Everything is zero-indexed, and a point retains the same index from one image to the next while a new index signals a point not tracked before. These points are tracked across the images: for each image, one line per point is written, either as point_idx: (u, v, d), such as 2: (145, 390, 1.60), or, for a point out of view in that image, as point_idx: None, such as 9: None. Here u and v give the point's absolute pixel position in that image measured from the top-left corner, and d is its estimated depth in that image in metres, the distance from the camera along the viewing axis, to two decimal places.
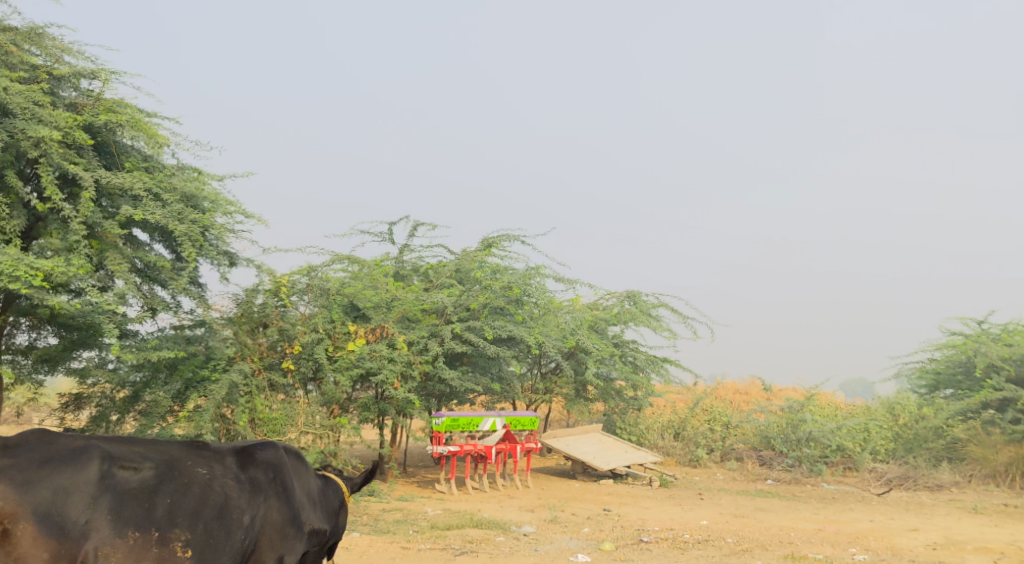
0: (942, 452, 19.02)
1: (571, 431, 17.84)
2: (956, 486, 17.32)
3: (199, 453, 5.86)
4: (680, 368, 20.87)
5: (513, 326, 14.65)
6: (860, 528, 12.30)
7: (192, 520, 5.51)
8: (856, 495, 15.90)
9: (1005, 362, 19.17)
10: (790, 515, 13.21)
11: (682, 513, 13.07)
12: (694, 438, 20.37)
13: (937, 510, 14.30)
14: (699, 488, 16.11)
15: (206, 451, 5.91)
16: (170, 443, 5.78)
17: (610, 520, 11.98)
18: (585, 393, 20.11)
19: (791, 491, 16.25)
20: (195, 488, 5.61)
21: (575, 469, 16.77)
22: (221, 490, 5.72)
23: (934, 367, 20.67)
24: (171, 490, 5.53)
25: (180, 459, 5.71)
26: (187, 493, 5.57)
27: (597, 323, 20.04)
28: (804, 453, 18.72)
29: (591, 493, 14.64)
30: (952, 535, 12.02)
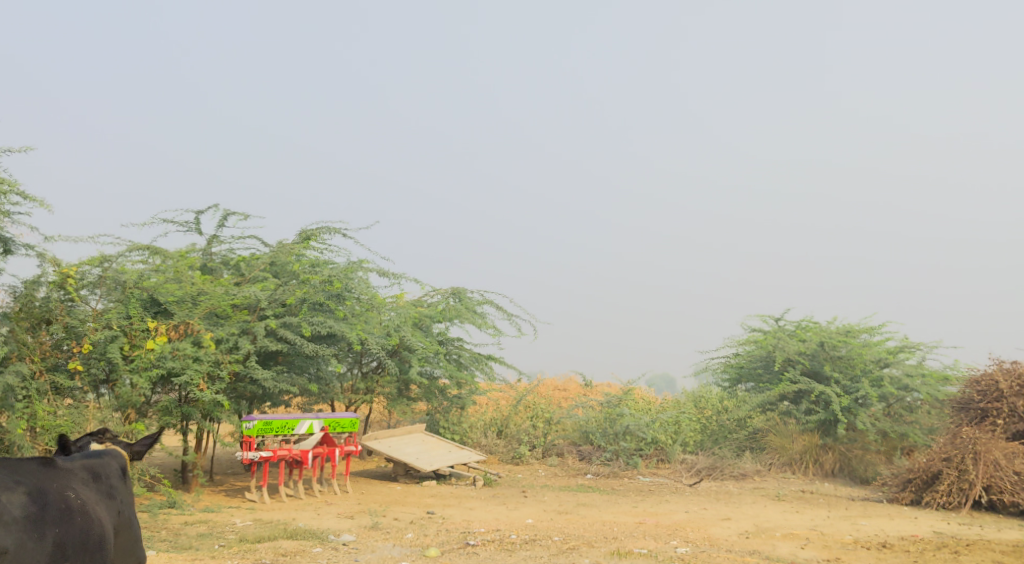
0: (744, 442, 19.79)
1: (392, 432, 17.25)
2: (758, 474, 18.03)
3: (61, 472, 6.09)
4: (503, 366, 20.70)
5: (333, 322, 13.86)
6: (676, 519, 12.44)
7: (79, 551, 5.89)
8: (670, 487, 16.22)
9: (800, 357, 20.39)
10: (610, 509, 13.21)
11: (506, 512, 12.79)
12: (516, 436, 20.29)
13: (745, 498, 14.79)
14: (522, 485, 15.93)
15: (64, 469, 6.14)
16: (30, 467, 5.92)
17: (434, 524, 11.50)
18: (408, 393, 19.59)
19: (610, 485, 16.38)
20: (76, 517, 5.95)
21: (397, 471, 16.20)
22: (98, 518, 6.09)
23: (737, 362, 21.52)
24: (54, 521, 5.81)
25: (49, 483, 5.93)
26: (70, 523, 5.90)
27: (421, 320, 19.58)
28: (621, 447, 19.07)
29: (413, 496, 14.11)
30: (760, 522, 12.33)
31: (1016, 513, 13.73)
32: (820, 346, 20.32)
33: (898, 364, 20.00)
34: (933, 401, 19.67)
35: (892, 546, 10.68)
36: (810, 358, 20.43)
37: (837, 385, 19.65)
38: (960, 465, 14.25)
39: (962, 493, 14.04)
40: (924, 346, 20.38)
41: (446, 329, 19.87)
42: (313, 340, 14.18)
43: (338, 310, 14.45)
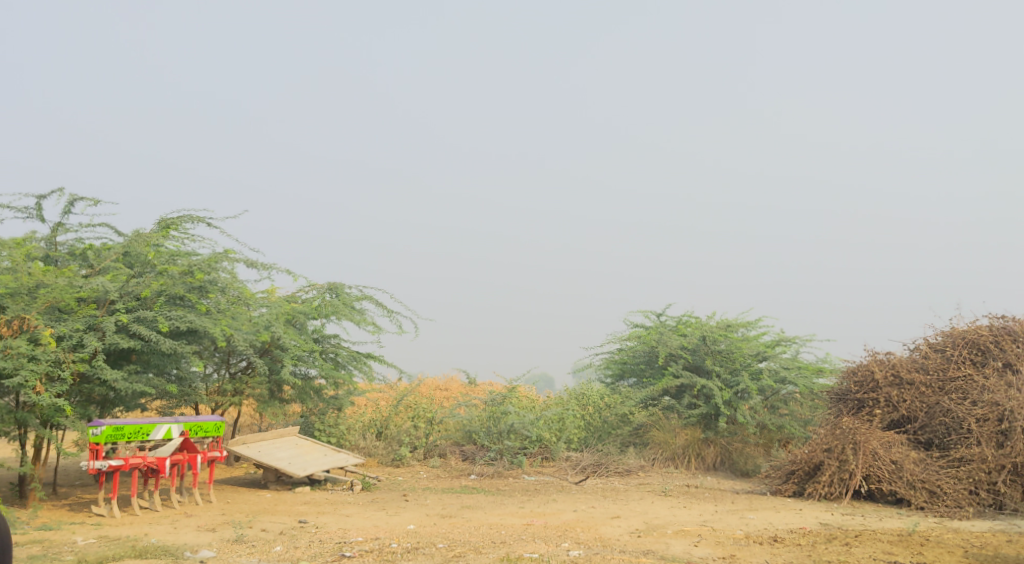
0: (628, 438, 19.42)
1: (263, 437, 16.15)
2: (642, 470, 17.75)
3: None
4: (382, 364, 19.88)
5: (193, 316, 12.72)
6: (564, 519, 11.88)
7: None
8: (556, 485, 15.74)
9: (683, 351, 20.33)
10: (496, 512, 12.57)
11: (386, 518, 11.98)
12: (396, 437, 19.42)
13: (631, 495, 14.40)
14: (403, 489, 15.12)
15: None
16: None
17: (304, 535, 10.59)
18: (280, 394, 18.46)
19: (495, 485, 15.77)
20: None
21: (267, 478, 15.12)
22: None
23: (621, 357, 21.31)
24: None
25: None
26: None
27: (294, 317, 18.46)
28: (505, 446, 18.51)
29: (284, 504, 13.13)
30: (650, 519, 11.87)
31: (893, 502, 13.94)
32: (701, 340, 20.30)
33: (775, 358, 20.14)
34: (808, 394, 19.87)
35: (783, 540, 10.40)
36: (692, 352, 20.40)
37: (718, 378, 19.67)
38: (841, 456, 14.18)
39: (843, 484, 14.02)
40: (800, 339, 20.64)
41: (322, 326, 18.84)
42: (172, 337, 13.01)
43: (200, 304, 13.29)
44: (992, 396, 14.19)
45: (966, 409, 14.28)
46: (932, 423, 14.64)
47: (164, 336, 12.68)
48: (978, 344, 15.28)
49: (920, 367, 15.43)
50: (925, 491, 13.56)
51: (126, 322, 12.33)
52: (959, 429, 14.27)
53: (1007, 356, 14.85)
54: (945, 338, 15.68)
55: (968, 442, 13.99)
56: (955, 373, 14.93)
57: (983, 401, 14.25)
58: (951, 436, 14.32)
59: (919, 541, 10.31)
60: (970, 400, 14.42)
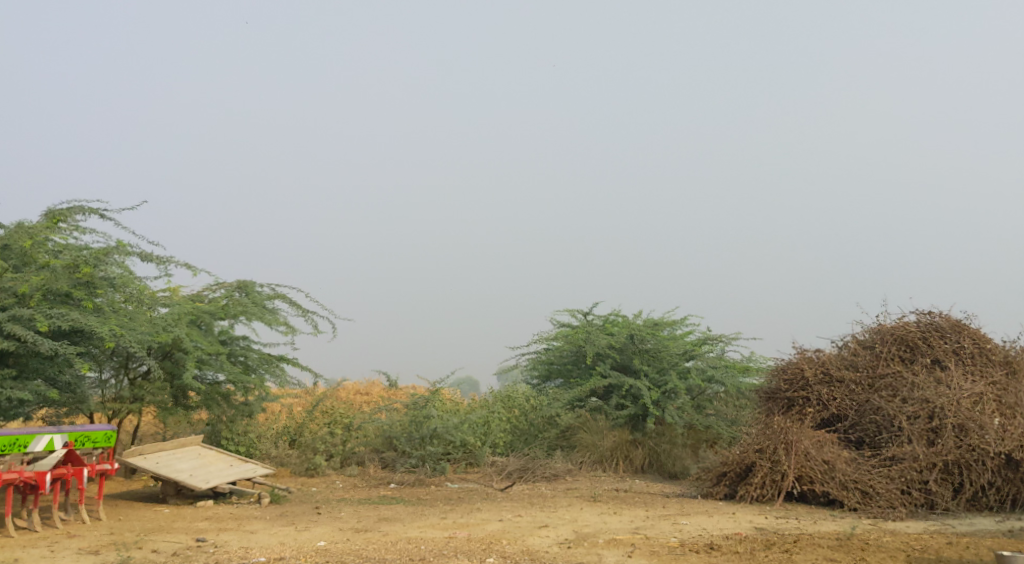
0: (555, 441, 18.78)
1: (162, 447, 14.97)
2: (569, 474, 17.07)
3: None
4: (296, 367, 18.78)
5: (76, 314, 11.58)
6: (489, 530, 11.09)
7: None
8: (480, 493, 14.94)
9: (611, 351, 19.79)
10: (416, 524, 11.70)
11: (295, 534, 10.99)
12: (311, 444, 18.36)
13: (559, 502, 13.70)
14: (316, 500, 14.12)
15: None
16: None
17: (199, 557, 9.57)
18: (185, 400, 17.29)
19: (415, 494, 14.88)
20: None
21: (166, 491, 14.00)
22: None
23: (547, 358, 20.64)
24: None
25: None
26: None
27: (198, 318, 17.28)
28: (427, 452, 17.60)
29: (182, 520, 12.17)
30: (581, 528, 11.15)
31: (825, 503, 13.06)
32: (628, 339, 19.80)
33: (702, 357, 19.69)
34: (734, 393, 19.44)
35: (720, 547, 9.63)
36: (619, 352, 19.89)
37: (646, 378, 19.21)
38: (773, 457, 13.33)
39: (775, 485, 13.11)
40: (728, 337, 20.23)
41: (229, 327, 17.65)
42: (53, 337, 11.86)
43: (86, 302, 12.15)
44: (922, 393, 13.61)
45: (897, 406, 13.65)
46: (862, 421, 13.99)
47: (43, 336, 11.54)
48: (906, 340, 14.73)
49: (849, 365, 14.78)
50: (857, 491, 12.72)
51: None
52: (890, 428, 13.62)
53: (935, 353, 14.34)
54: (873, 335, 15.09)
55: (900, 441, 13.33)
56: (884, 370, 14.32)
57: (914, 399, 13.66)
58: (881, 435, 13.65)
59: (860, 545, 9.64)
60: (900, 397, 13.81)
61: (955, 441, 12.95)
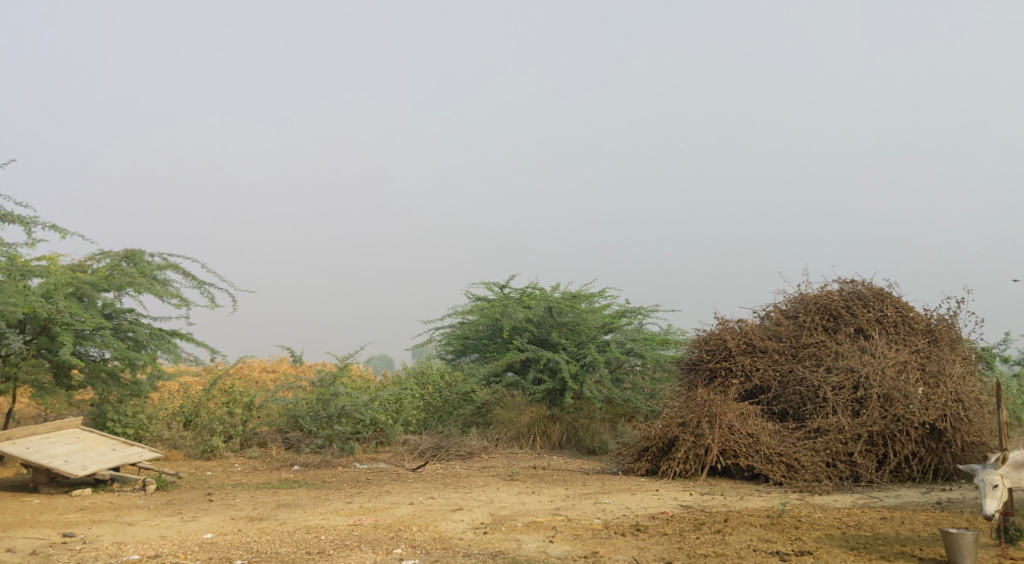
0: (470, 418, 17.94)
1: (34, 432, 13.52)
2: (485, 452, 16.26)
3: None
4: (190, 342, 17.39)
5: None
6: (398, 515, 10.14)
7: None
8: (390, 474, 13.95)
9: (528, 324, 19.00)
10: (317, 510, 10.66)
11: (179, 525, 9.82)
12: (208, 425, 17.00)
13: (474, 482, 12.84)
14: (208, 486, 12.91)
15: None
16: None
17: (60, 556, 8.37)
18: (68, 379, 15.80)
19: (319, 477, 13.81)
20: None
21: (39, 480, 12.66)
22: None
23: (461, 332, 19.72)
24: None
25: None
26: None
27: (79, 290, 15.74)
28: (334, 432, 16.52)
29: (52, 512, 10.97)
30: (498, 510, 10.28)
31: (749, 478, 12.29)
32: (546, 312, 19.04)
33: (621, 329, 19.04)
34: (653, 365, 18.86)
35: (647, 528, 8.85)
36: (536, 325, 19.12)
37: (564, 352, 18.51)
38: (696, 430, 12.43)
39: (698, 460, 12.27)
40: (648, 309, 19.59)
41: (114, 299, 16.15)
42: None
43: None
44: (847, 362, 13.17)
45: (821, 376, 13.19)
46: (785, 392, 13.45)
47: None
48: (829, 309, 14.26)
49: (772, 335, 14.22)
50: (782, 464, 12.06)
51: None
52: (814, 399, 13.12)
53: (859, 321, 13.91)
54: (796, 304, 14.63)
55: (824, 412, 12.85)
56: (808, 339, 13.81)
57: (838, 368, 13.21)
58: (806, 407, 13.18)
59: (793, 523, 8.98)
60: (824, 366, 13.34)
61: (880, 412, 12.55)
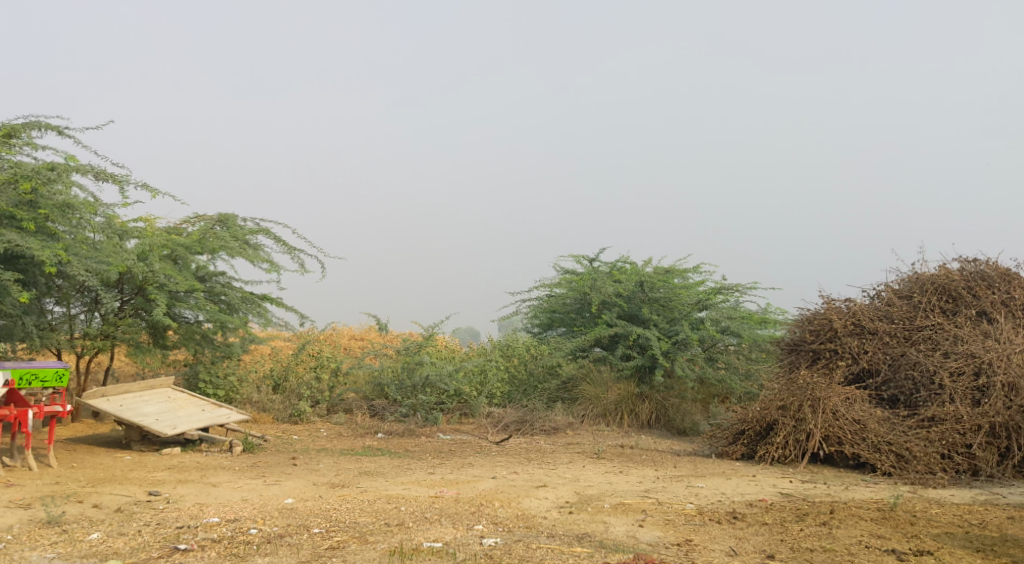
0: (556, 393, 17.54)
1: (128, 390, 13.72)
2: (571, 428, 15.85)
3: None
4: (280, 307, 17.45)
5: (13, 234, 10.31)
6: (480, 489, 9.81)
7: None
8: (474, 446, 13.67)
9: (618, 299, 18.43)
10: (399, 479, 10.42)
11: (262, 489, 9.70)
12: (296, 390, 17.07)
13: (559, 458, 12.43)
14: (292, 450, 12.86)
15: None
16: None
17: (143, 515, 8.31)
18: (163, 339, 16.02)
19: (402, 446, 13.61)
20: None
21: (130, 437, 12.83)
22: None
23: (549, 305, 19.31)
24: None
25: None
26: None
27: (174, 253, 15.91)
28: (419, 401, 16.38)
29: (141, 470, 11.05)
30: (583, 490, 9.85)
31: (854, 467, 11.53)
32: (638, 287, 18.42)
33: (717, 307, 18.27)
34: (750, 345, 18.06)
35: (745, 517, 8.28)
36: (626, 300, 18.52)
37: (656, 328, 17.86)
38: (798, 414, 11.72)
39: (799, 446, 11.56)
40: (745, 287, 18.74)
41: (207, 263, 16.28)
42: None
43: (30, 223, 10.83)
44: (968, 346, 12.20)
45: (938, 361, 12.25)
46: (896, 377, 12.56)
47: None
48: (947, 290, 13.28)
49: (884, 316, 13.32)
50: (892, 454, 11.25)
51: None
52: (929, 385, 12.18)
53: (981, 304, 12.89)
54: (910, 284, 13.68)
55: (940, 400, 11.92)
56: (923, 322, 12.88)
57: (956, 354, 12.25)
58: (918, 393, 12.21)
59: (908, 519, 8.27)
60: (941, 351, 12.40)
61: (1004, 402, 11.56)
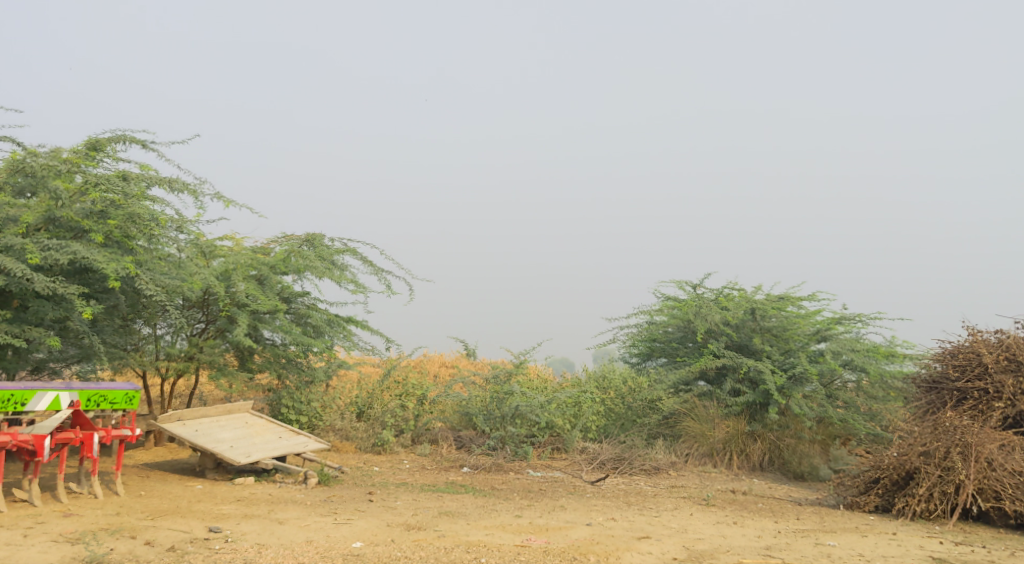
0: (657, 429, 16.19)
1: (205, 414, 13.04)
2: (673, 469, 14.48)
3: None
4: (366, 331, 16.64)
5: (78, 245, 9.77)
6: (573, 539, 8.61)
7: None
8: (566, 486, 12.45)
9: (726, 328, 16.93)
10: (482, 523, 9.29)
11: (331, 529, 8.73)
12: (380, 418, 16.19)
13: (663, 504, 11.10)
14: (371, 484, 11.92)
15: None
16: None
17: (195, 556, 7.44)
18: (247, 363, 15.38)
19: (488, 483, 12.51)
20: None
21: (204, 465, 12.11)
22: None
23: (649, 334, 17.98)
24: None
25: None
26: None
27: (258, 273, 15.29)
28: (508, 434, 15.30)
29: (208, 501, 10.27)
30: (693, 543, 8.54)
31: (1015, 527, 9.85)
32: (748, 315, 16.91)
33: (837, 338, 16.58)
34: (876, 382, 16.29)
35: None
36: (735, 329, 17.02)
37: (769, 360, 16.30)
38: (944, 462, 10.12)
39: (946, 499, 9.96)
40: (869, 317, 16.97)
41: (292, 283, 15.62)
42: (58, 275, 10.16)
43: (99, 236, 10.27)
44: None
45: None
46: None
47: (41, 273, 9.80)
48: None
49: None
50: None
51: None
52: None
53: None
54: None
55: None
56: None
57: None
58: None
59: None
60: None
61: None
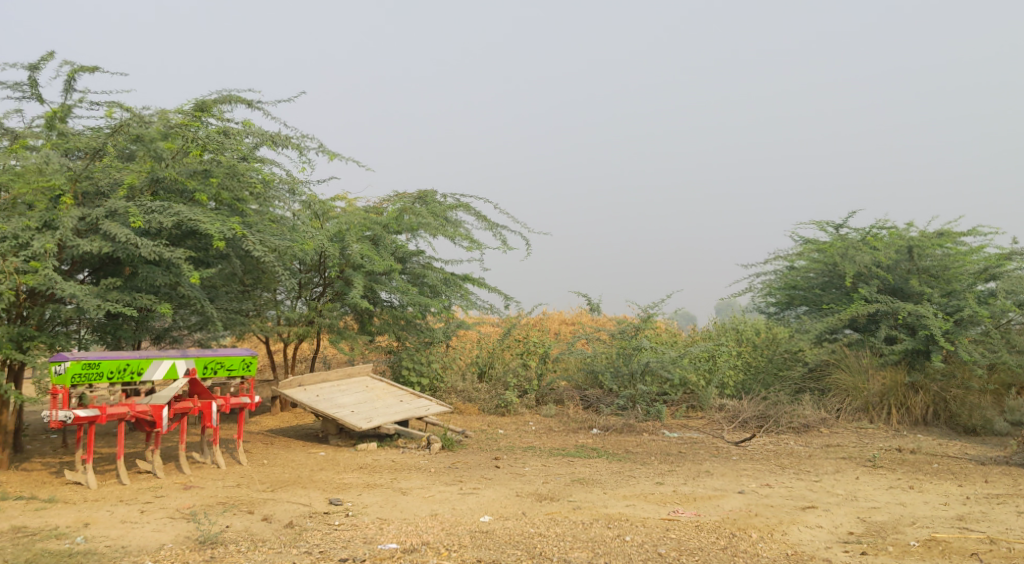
0: (802, 382, 14.89)
1: (325, 379, 12.61)
2: (825, 426, 13.21)
3: None
4: (484, 289, 15.92)
5: (182, 207, 9.37)
6: (727, 510, 7.61)
7: None
8: (708, 448, 11.41)
9: (879, 270, 15.32)
10: (620, 492, 8.40)
11: (456, 500, 8.01)
12: (502, 378, 15.52)
13: (820, 466, 9.91)
14: (497, 449, 11.21)
15: None
16: None
17: (313, 534, 6.85)
18: (366, 326, 14.92)
19: (622, 446, 11.60)
20: None
21: (327, 430, 11.69)
22: None
23: (789, 281, 16.59)
24: None
25: None
26: None
27: (372, 233, 14.73)
28: (639, 392, 14.35)
29: (330, 470, 9.77)
30: (867, 514, 7.40)
31: None
32: (902, 255, 15.28)
33: (1007, 275, 14.80)
34: None
35: None
36: (888, 271, 15.41)
37: (929, 302, 14.68)
38: None
39: None
40: None
41: (407, 241, 15.01)
42: (166, 239, 9.80)
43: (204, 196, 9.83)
44: None
45: None
46: None
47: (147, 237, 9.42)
48: None
49: None
50: None
51: (92, 217, 9.15)
52: None
53: None
54: None
55: None
56: None
57: None
58: None
59: None
60: None
61: None
